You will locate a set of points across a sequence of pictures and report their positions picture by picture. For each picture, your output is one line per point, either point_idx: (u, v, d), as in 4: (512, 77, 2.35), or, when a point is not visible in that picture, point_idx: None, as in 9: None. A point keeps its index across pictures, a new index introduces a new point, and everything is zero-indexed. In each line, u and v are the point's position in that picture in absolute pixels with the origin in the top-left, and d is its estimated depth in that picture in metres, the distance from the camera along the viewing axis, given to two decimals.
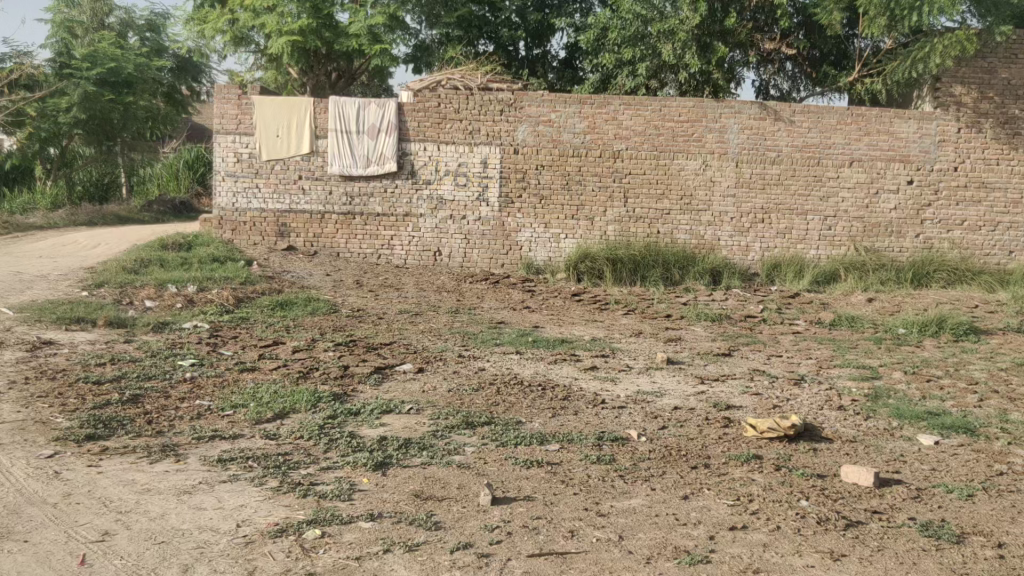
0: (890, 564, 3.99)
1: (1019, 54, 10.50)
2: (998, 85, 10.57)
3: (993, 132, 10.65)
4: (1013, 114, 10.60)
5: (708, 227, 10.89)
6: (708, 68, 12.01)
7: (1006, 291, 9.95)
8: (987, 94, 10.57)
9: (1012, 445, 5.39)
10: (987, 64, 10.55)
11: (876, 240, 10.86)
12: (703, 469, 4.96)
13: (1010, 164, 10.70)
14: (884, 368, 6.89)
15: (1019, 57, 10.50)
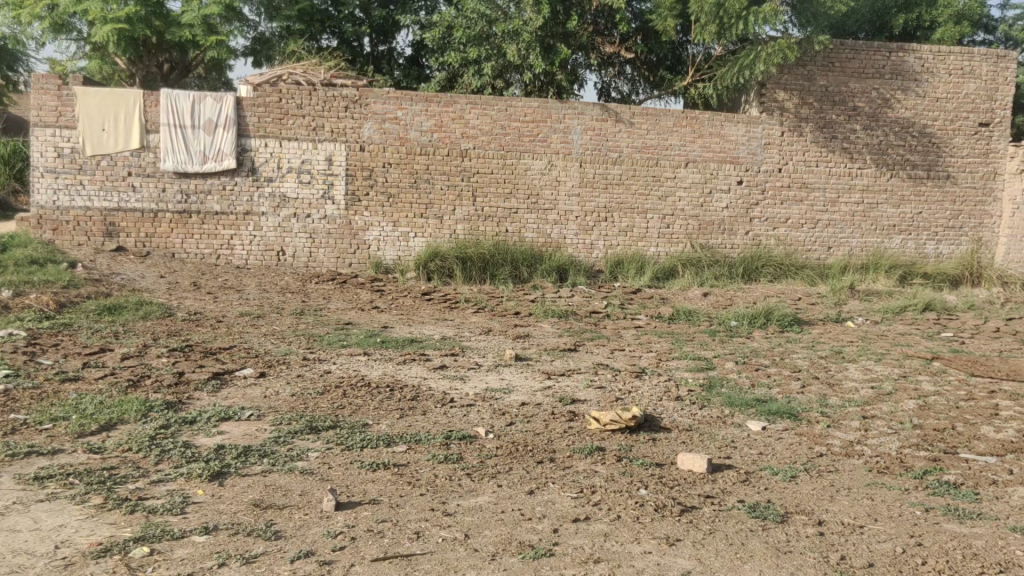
0: (721, 545, 4.21)
1: (835, 63, 11.28)
2: (817, 92, 11.30)
3: (812, 135, 11.41)
4: (830, 118, 11.39)
5: (554, 225, 11.12)
6: (552, 69, 12.22)
7: (826, 284, 10.79)
8: (808, 100, 11.30)
9: (830, 428, 5.82)
10: (807, 71, 11.26)
11: (710, 238, 11.45)
12: (548, 464, 5.06)
13: (829, 165, 11.50)
14: (717, 359, 7.26)
15: (835, 65, 11.29)
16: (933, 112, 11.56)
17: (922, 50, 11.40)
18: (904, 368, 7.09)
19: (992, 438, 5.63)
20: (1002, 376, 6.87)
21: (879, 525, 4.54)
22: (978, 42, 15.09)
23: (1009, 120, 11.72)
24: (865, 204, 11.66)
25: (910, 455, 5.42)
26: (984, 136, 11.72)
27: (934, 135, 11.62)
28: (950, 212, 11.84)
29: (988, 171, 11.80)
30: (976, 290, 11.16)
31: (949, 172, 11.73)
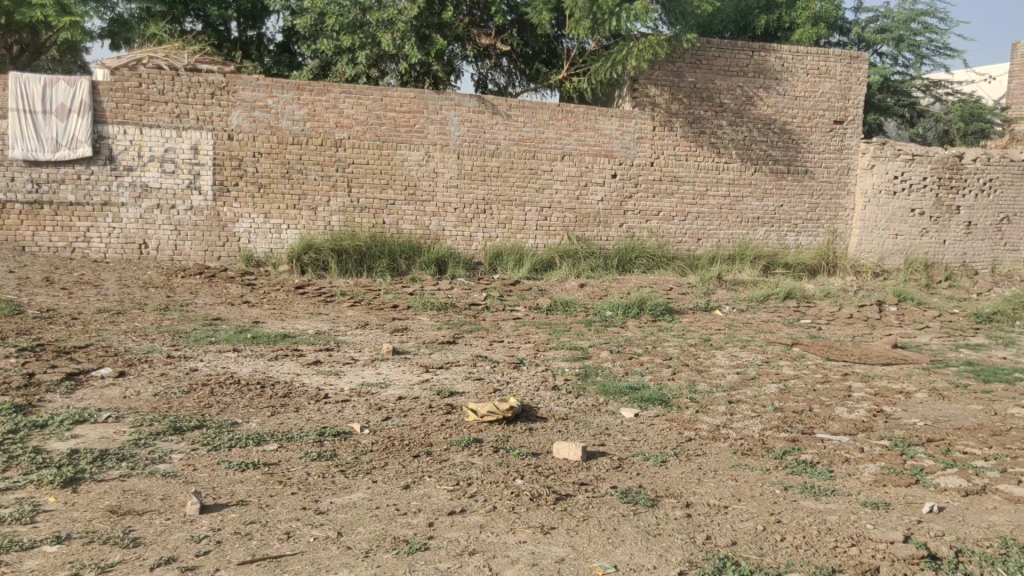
0: (593, 531, 4.30)
1: (702, 60, 11.68)
2: (685, 88, 11.66)
3: (682, 131, 11.78)
4: (698, 114, 11.79)
5: (432, 217, 11.07)
6: (427, 59, 12.15)
7: (696, 274, 11.20)
8: (677, 96, 11.65)
9: (699, 413, 6.04)
10: (676, 68, 11.59)
11: (586, 230, 11.67)
12: (425, 457, 5.04)
13: (697, 159, 11.91)
14: (593, 348, 7.41)
15: (702, 63, 11.69)
16: (793, 109, 12.15)
17: (782, 50, 11.95)
18: (767, 354, 7.43)
19: (844, 419, 5.97)
20: (855, 360, 7.30)
21: (742, 504, 4.74)
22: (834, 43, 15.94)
23: (861, 119, 12.45)
24: (731, 197, 12.14)
25: (770, 436, 5.69)
26: (839, 133, 12.41)
27: (794, 131, 12.21)
28: (808, 205, 12.48)
29: (843, 166, 12.50)
30: (832, 279, 11.84)
31: (807, 167, 12.35)
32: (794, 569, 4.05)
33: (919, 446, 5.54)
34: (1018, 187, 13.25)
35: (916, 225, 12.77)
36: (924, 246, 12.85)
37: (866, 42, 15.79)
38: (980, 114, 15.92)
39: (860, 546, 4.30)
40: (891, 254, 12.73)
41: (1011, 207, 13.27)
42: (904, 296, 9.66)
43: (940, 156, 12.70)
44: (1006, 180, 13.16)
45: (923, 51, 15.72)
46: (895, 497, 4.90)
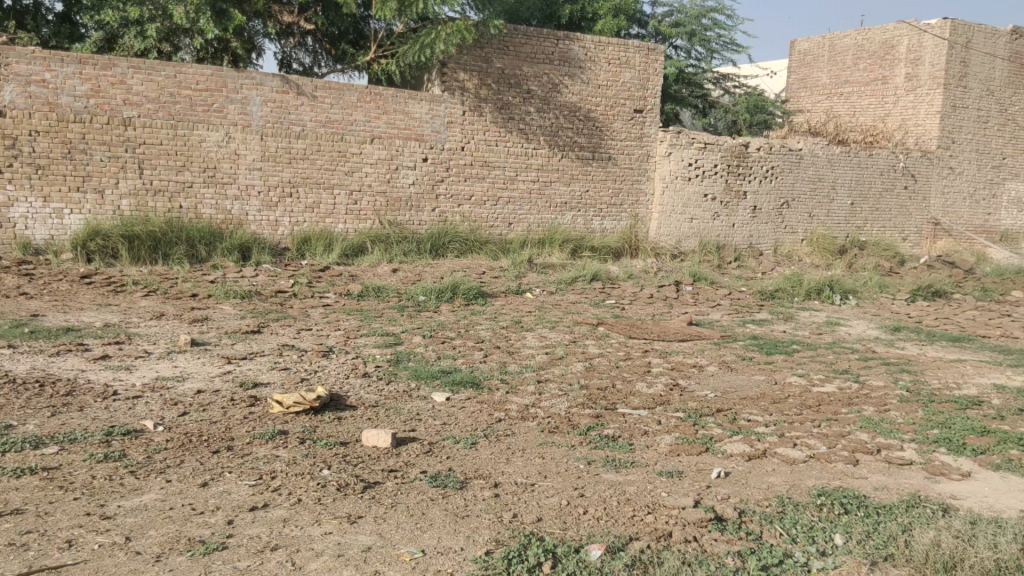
0: (402, 517, 4.28)
1: (510, 47, 11.85)
2: (494, 74, 11.79)
3: (491, 116, 11.92)
4: (506, 100, 11.96)
5: (235, 201, 10.59)
6: (224, 35, 11.44)
7: (506, 258, 11.40)
8: (486, 81, 11.76)
9: (509, 394, 6.16)
10: (484, 53, 11.68)
11: (398, 214, 11.58)
12: (225, 452, 4.82)
13: (507, 145, 12.11)
14: (405, 333, 7.38)
15: (510, 50, 11.86)
16: (596, 98, 12.60)
17: (585, 40, 12.37)
18: (574, 334, 7.69)
19: (644, 393, 6.30)
20: (654, 337, 7.71)
21: (548, 481, 4.88)
22: (632, 36, 16.64)
23: (659, 109, 13.13)
24: (540, 182, 12.44)
25: (576, 413, 5.90)
26: (639, 122, 13.01)
27: (597, 119, 12.68)
28: (612, 190, 13.01)
29: (643, 153, 13.13)
30: (634, 262, 12.46)
31: (611, 154, 12.87)
32: (594, 540, 4.23)
33: (709, 416, 5.94)
34: (796, 174, 14.42)
35: (709, 209, 13.64)
36: (716, 229, 13.77)
37: (662, 35, 16.62)
38: (763, 106, 17.23)
39: (655, 514, 4.55)
40: (687, 237, 13.55)
41: (791, 192, 14.44)
42: (699, 276, 10.29)
43: (729, 145, 13.60)
44: (786, 168, 14.28)
45: (714, 46, 16.77)
46: (687, 464, 5.23)
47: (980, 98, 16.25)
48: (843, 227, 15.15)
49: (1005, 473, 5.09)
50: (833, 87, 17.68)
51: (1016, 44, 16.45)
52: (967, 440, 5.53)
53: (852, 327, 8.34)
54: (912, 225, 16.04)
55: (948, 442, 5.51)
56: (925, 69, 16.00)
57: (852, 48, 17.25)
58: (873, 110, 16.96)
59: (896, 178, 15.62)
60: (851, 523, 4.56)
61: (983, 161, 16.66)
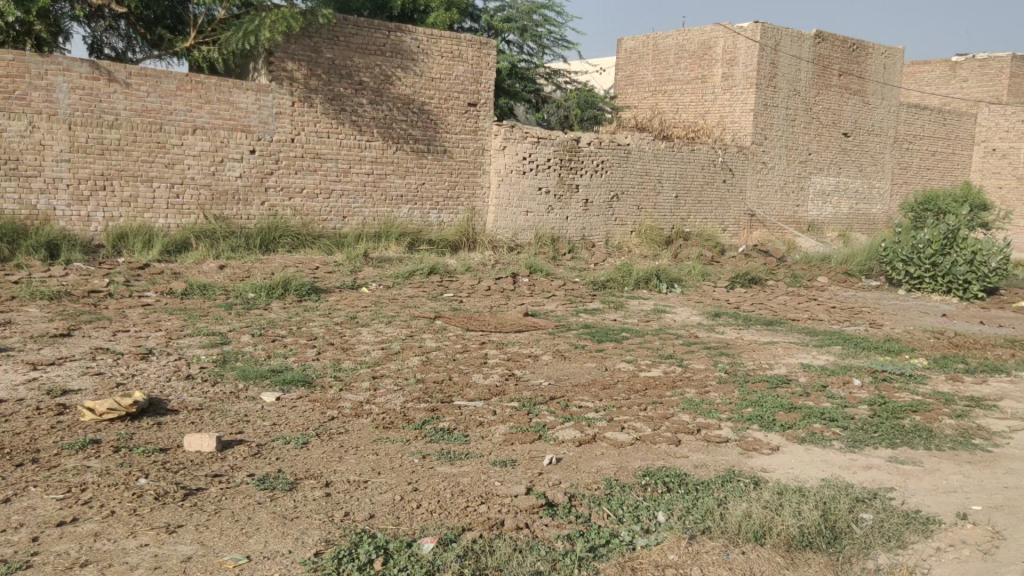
0: (226, 524, 4.11)
1: (340, 37, 11.63)
2: (323, 64, 11.54)
3: (322, 107, 11.66)
4: (337, 91, 11.73)
5: (40, 196, 9.82)
6: (28, 18, 10.63)
7: (340, 252, 11.18)
8: (315, 72, 11.49)
9: (343, 391, 6.06)
10: (312, 43, 11.40)
11: (224, 208, 11.12)
12: (29, 466, 4.47)
13: (339, 137, 11.88)
14: (232, 333, 7.10)
15: (339, 40, 11.64)
16: (429, 91, 12.62)
17: (417, 32, 12.34)
18: (411, 328, 7.66)
19: (480, 384, 6.36)
20: (489, 329, 7.80)
21: (382, 477, 4.83)
22: (465, 29, 16.75)
23: (492, 103, 13.32)
24: (375, 175, 12.29)
25: (412, 408, 5.87)
26: (473, 115, 13.15)
27: (431, 112, 12.69)
28: (448, 183, 13.06)
29: (478, 147, 13.27)
30: (471, 254, 12.54)
31: (446, 147, 12.91)
32: (426, 533, 4.23)
33: (543, 404, 6.07)
34: (625, 168, 15.00)
35: (543, 202, 13.95)
36: (550, 222, 14.10)
37: (494, 30, 16.80)
38: (593, 102, 17.76)
39: (489, 503, 4.61)
40: (523, 230, 13.80)
41: (620, 186, 15.00)
42: (534, 268, 10.50)
43: (561, 140, 13.97)
44: (615, 162, 14.83)
45: (544, 42, 17.14)
46: (521, 452, 5.33)
47: (788, 98, 17.44)
48: (669, 219, 15.89)
49: (810, 446, 5.50)
50: (658, 84, 18.56)
51: (819, 48, 17.80)
52: (777, 417, 5.94)
53: (677, 314, 8.77)
54: (731, 217, 17.05)
55: (760, 419, 5.90)
56: (739, 69, 17.01)
57: (674, 47, 18.15)
58: (693, 107, 17.92)
59: (716, 172, 16.53)
60: (672, 500, 4.79)
61: (793, 156, 17.87)
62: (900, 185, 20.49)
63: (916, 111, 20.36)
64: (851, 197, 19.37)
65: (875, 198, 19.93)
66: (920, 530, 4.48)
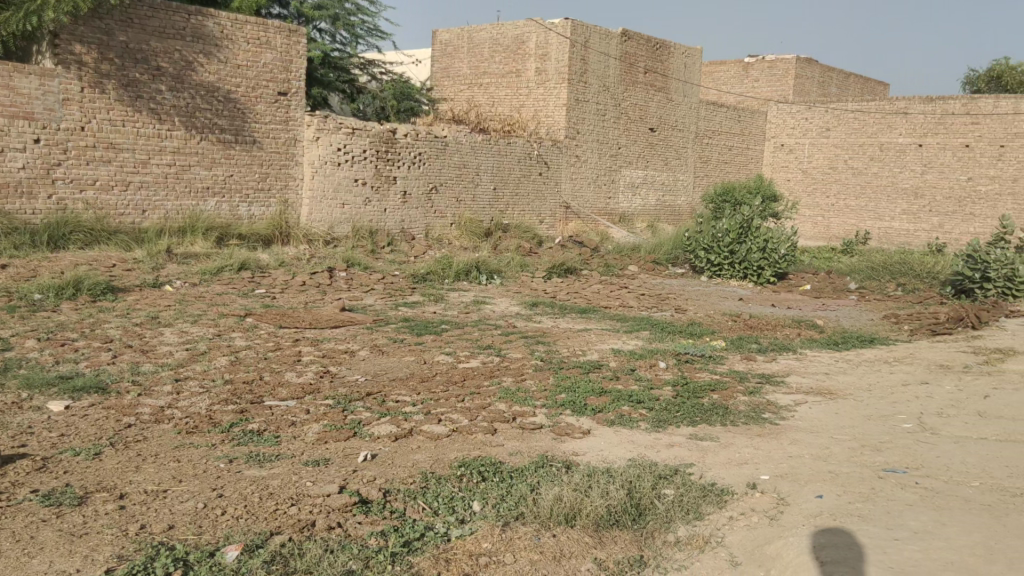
0: (3, 546, 3.75)
1: (135, 19, 10.98)
2: (116, 48, 10.83)
3: (116, 93, 10.92)
4: (133, 77, 11.04)
5: None
6: None
7: (140, 248, 10.51)
8: (107, 56, 10.77)
9: (142, 396, 5.70)
10: (104, 25, 10.70)
11: (5, 202, 10.16)
12: None
13: (136, 126, 11.17)
14: (14, 338, 6.51)
15: (134, 22, 10.97)
16: (236, 78, 12.13)
17: (220, 16, 11.84)
18: (219, 327, 7.32)
19: (293, 383, 6.18)
20: (304, 326, 7.59)
21: (184, 485, 4.57)
22: (272, 16, 16.17)
23: (303, 92, 13.00)
24: (177, 166, 11.64)
25: (218, 411, 5.61)
26: (283, 105, 12.76)
27: (238, 101, 12.20)
28: (258, 174, 12.58)
29: (289, 138, 12.89)
30: (285, 249, 12.14)
31: (255, 137, 12.45)
32: (231, 540, 4.03)
33: (358, 401, 5.97)
34: (442, 161, 15.08)
35: (360, 195, 13.78)
36: (367, 215, 13.93)
37: (305, 17, 16.35)
38: (408, 94, 17.78)
39: (300, 505, 4.47)
40: (340, 223, 13.53)
41: (438, 178, 15.07)
42: (352, 262, 10.34)
43: (377, 131, 13.88)
44: (432, 154, 14.90)
45: (357, 31, 16.90)
46: (334, 451, 5.20)
47: (598, 93, 18.11)
48: (487, 211, 16.14)
49: (618, 428, 5.73)
50: (473, 77, 18.78)
51: (625, 46, 18.59)
52: (588, 401, 6.14)
53: (496, 305, 8.88)
54: (547, 209, 17.52)
55: (572, 404, 6.08)
56: (551, 65, 17.47)
57: (489, 41, 18.39)
58: (508, 100, 18.25)
59: (531, 165, 16.93)
60: (487, 489, 4.83)
61: (604, 150, 18.58)
62: (702, 178, 21.80)
63: (714, 109, 21.73)
64: (658, 189, 20.38)
65: (680, 190, 21.07)
66: (716, 501, 4.76)
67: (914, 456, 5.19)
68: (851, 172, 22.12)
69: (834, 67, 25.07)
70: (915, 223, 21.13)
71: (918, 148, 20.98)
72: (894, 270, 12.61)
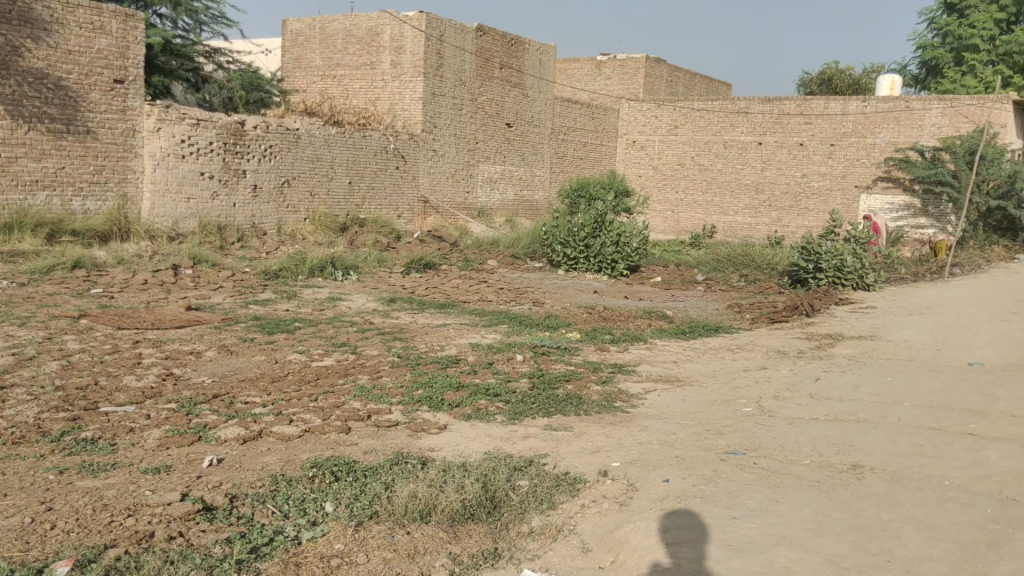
0: None
1: None
2: None
3: None
4: None
5: None
6: None
7: None
8: None
9: None
10: None
11: None
12: None
13: None
14: None
15: None
16: (66, 65, 11.39)
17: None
18: (50, 330, 6.83)
19: (132, 387, 5.84)
20: (146, 326, 7.19)
21: (8, 500, 4.23)
22: (107, 0, 15.27)
23: (143, 80, 12.31)
24: (3, 157, 10.79)
25: (47, 419, 5.22)
26: (121, 93, 12.06)
27: (70, 88, 11.45)
28: (95, 167, 11.84)
29: (127, 129, 12.17)
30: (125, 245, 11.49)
31: (90, 127, 11.72)
32: (62, 555, 3.75)
33: (204, 404, 5.71)
34: (294, 154, 14.69)
35: (206, 188, 13.22)
36: (215, 209, 13.39)
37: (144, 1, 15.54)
38: (258, 84, 17.55)
39: (137, 515, 4.21)
40: (186, 218, 12.93)
41: (291, 171, 14.67)
42: (199, 259, 9.91)
43: (223, 122, 13.35)
44: (284, 148, 14.49)
45: (202, 18, 16.23)
46: (177, 457, 4.95)
47: (454, 88, 18.12)
48: (342, 206, 15.85)
49: (475, 421, 5.74)
50: (326, 69, 18.39)
51: (480, 41, 18.67)
52: (445, 396, 6.12)
53: (351, 301, 8.73)
54: (405, 203, 17.40)
55: (429, 400, 6.04)
56: (406, 58, 17.31)
57: (341, 32, 18.05)
58: (363, 93, 17.98)
59: (387, 159, 16.75)
60: (340, 489, 4.72)
61: (461, 145, 18.61)
62: (557, 174, 22.24)
63: (568, 105, 22.21)
64: (516, 184, 20.63)
65: (537, 185, 21.41)
66: (568, 490, 4.83)
67: (753, 438, 5.46)
68: (698, 168, 23.13)
69: (681, 67, 26.11)
70: (757, 218, 22.33)
71: (758, 146, 22.15)
72: (738, 261, 13.26)
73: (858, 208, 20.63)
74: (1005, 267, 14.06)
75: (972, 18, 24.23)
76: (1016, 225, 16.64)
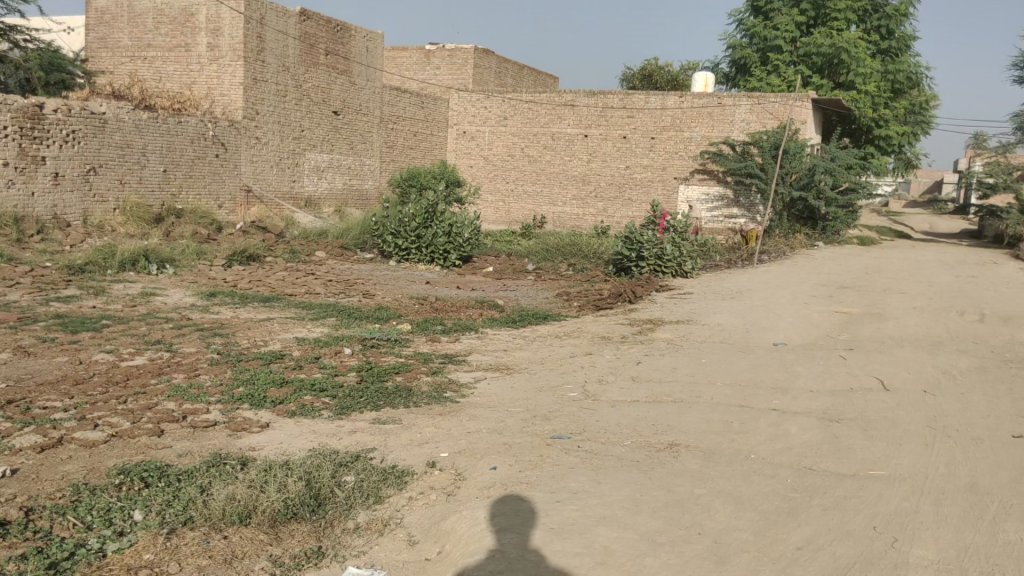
0: None
1: None
2: None
3: None
4: None
5: None
6: None
7: None
8: None
9: None
10: None
11: None
12: None
13: None
14: None
15: None
16: None
17: None
18: None
19: None
20: None
21: None
22: None
23: None
24: None
25: None
26: None
27: None
28: None
29: None
30: None
31: None
32: None
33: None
34: (100, 140, 13.74)
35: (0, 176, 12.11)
36: (12, 199, 12.29)
37: None
38: (59, 65, 16.26)
39: None
40: None
41: (97, 158, 13.70)
42: None
43: (19, 105, 12.28)
44: (88, 133, 13.51)
45: None
46: None
47: (276, 73, 17.52)
48: (157, 195, 14.98)
49: (300, 418, 5.56)
50: (136, 49, 17.30)
51: (304, 26, 18.15)
52: (268, 393, 5.89)
53: (167, 296, 8.25)
54: (226, 192, 16.66)
55: (250, 397, 5.80)
56: (224, 41, 16.56)
57: (152, 11, 17.03)
58: (178, 76, 17.04)
59: (206, 146, 15.98)
60: (152, 495, 4.43)
61: (286, 132, 18.03)
62: (388, 163, 22.00)
63: (397, 94, 22.02)
64: (345, 173, 20.22)
65: (367, 174, 21.09)
66: (396, 483, 4.77)
67: (578, 421, 5.61)
68: (528, 159, 23.57)
69: (508, 60, 26.59)
70: (583, 208, 23.03)
71: (584, 139, 22.80)
72: (567, 251, 13.62)
73: (679, 199, 21.71)
74: (804, 253, 15.20)
75: (776, 22, 26.10)
76: (815, 214, 18.07)
